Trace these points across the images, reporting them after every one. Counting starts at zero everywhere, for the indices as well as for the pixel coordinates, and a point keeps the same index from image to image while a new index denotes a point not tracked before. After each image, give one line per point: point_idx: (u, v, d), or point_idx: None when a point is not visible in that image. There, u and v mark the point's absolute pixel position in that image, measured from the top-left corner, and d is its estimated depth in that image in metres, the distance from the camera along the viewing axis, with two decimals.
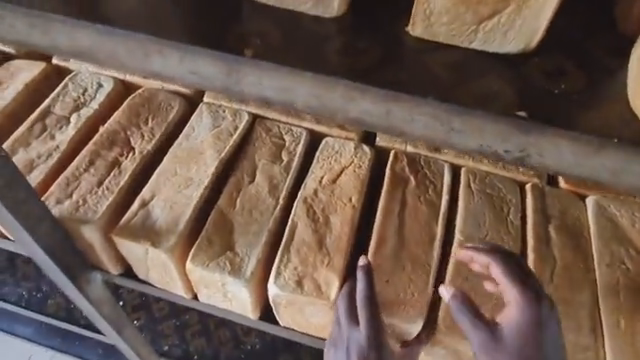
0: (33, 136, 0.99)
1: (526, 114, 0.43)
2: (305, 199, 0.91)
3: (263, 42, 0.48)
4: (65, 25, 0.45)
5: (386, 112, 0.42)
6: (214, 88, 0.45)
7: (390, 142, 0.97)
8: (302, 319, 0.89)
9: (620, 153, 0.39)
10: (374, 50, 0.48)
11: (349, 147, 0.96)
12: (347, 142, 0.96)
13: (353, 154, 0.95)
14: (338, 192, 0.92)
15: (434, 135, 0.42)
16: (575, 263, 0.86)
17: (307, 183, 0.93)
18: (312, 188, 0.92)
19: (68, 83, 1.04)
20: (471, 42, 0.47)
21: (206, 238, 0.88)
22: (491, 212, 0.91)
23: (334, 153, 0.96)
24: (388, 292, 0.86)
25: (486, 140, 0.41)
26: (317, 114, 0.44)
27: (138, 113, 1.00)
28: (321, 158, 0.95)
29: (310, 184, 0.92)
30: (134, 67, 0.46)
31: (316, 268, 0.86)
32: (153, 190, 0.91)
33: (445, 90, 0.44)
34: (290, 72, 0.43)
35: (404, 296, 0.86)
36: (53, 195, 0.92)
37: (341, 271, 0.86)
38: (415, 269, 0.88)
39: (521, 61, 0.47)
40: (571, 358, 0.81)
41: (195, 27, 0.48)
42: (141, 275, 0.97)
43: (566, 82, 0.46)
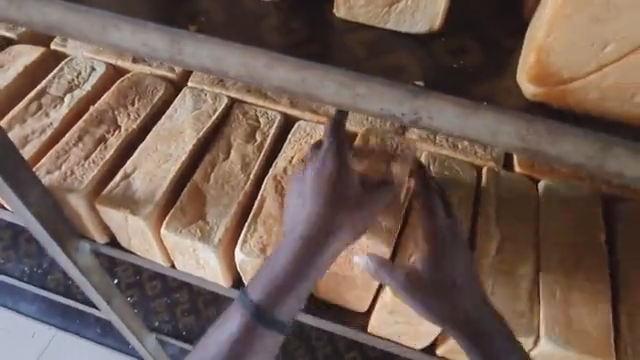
0: (29, 113, 1.08)
1: (424, 84, 0.50)
2: (275, 177, 0.97)
3: (207, 20, 0.55)
4: (38, 1, 0.54)
5: (302, 79, 0.50)
6: (162, 58, 0.53)
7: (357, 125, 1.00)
8: None
9: (491, 114, 0.46)
10: (305, 29, 0.55)
11: (319, 130, 1.03)
12: (319, 125, 1.03)
13: (323, 136, 1.02)
14: (304, 172, 0.98)
15: (342, 100, 0.50)
16: (523, 240, 0.93)
17: (278, 162, 0.99)
18: (282, 167, 0.98)
19: (64, 66, 1.13)
20: (386, 23, 0.54)
21: (180, 208, 0.95)
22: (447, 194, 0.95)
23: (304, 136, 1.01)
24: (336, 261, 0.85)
25: (385, 104, 0.48)
26: (247, 82, 0.52)
27: (125, 94, 1.08)
28: (293, 140, 1.02)
29: (280, 163, 0.99)
30: (96, 40, 0.54)
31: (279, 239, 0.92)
32: (135, 164, 0.99)
33: (358, 62, 0.51)
34: (223, 45, 0.51)
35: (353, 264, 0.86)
36: (43, 166, 1.00)
37: None
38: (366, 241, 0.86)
39: (430, 40, 0.54)
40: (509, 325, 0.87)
41: (150, 5, 0.55)
42: (125, 244, 1.06)
43: (464, 59, 0.53)
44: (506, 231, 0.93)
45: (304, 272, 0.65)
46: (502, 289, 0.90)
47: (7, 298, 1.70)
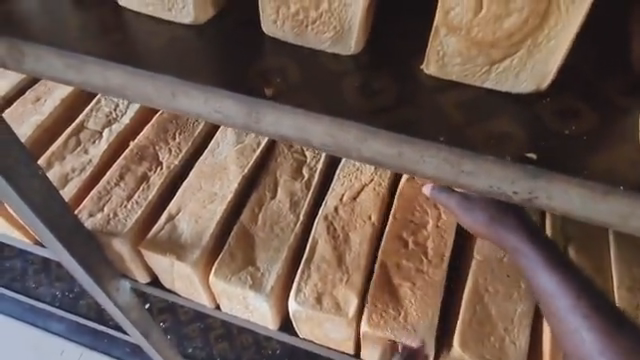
0: (68, 150, 1.04)
1: (536, 156, 0.44)
2: (326, 217, 0.92)
3: (283, 79, 0.50)
4: (103, 67, 0.50)
5: (398, 153, 0.45)
6: (235, 125, 0.49)
7: None
8: (321, 333, 0.92)
9: (625, 199, 0.41)
10: (391, 88, 0.50)
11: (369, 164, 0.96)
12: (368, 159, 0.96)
13: (374, 172, 0.95)
14: (356, 212, 0.93)
15: (445, 176, 0.44)
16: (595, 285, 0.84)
17: (328, 200, 0.94)
18: (332, 206, 0.93)
19: (101, 99, 1.09)
20: (483, 82, 0.48)
21: (228, 253, 0.91)
22: None
23: (353, 173, 0.94)
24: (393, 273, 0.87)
25: (494, 182, 0.43)
26: (332, 152, 0.47)
27: (166, 129, 1.04)
28: (341, 175, 0.95)
29: (330, 202, 0.93)
30: (162, 104, 0.50)
31: (334, 287, 0.88)
32: (180, 204, 0.95)
33: (457, 131, 0.46)
34: (307, 114, 0.46)
35: (408, 286, 0.87)
36: (85, 208, 0.96)
37: (359, 288, 0.88)
38: (421, 257, 0.88)
39: (534, 99, 0.48)
40: None
41: (219, 67, 0.50)
42: (167, 285, 1.01)
43: (577, 124, 0.46)
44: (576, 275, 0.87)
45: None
46: None
47: (38, 319, 1.67)
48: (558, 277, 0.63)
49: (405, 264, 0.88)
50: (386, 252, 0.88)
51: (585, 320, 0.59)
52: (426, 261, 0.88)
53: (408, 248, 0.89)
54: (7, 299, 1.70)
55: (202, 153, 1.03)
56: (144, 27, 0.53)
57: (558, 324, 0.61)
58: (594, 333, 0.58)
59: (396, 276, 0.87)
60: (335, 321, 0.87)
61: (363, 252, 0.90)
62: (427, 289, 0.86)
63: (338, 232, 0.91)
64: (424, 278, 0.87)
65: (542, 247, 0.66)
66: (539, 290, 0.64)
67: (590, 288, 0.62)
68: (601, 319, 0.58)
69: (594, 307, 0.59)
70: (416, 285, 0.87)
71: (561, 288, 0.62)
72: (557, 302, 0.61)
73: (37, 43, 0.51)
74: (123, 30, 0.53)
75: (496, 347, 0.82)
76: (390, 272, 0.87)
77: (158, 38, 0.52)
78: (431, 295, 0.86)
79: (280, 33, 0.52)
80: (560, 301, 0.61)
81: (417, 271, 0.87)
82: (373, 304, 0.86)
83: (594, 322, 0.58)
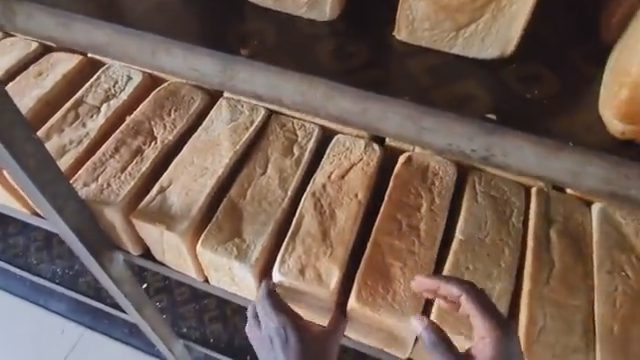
0: (67, 123, 1.07)
1: (496, 116, 0.45)
2: (313, 193, 0.94)
3: (260, 42, 0.52)
4: (87, 23, 0.52)
5: (362, 110, 0.46)
6: (211, 83, 0.51)
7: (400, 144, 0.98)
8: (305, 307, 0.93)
9: (574, 155, 0.42)
10: (362, 52, 0.51)
11: (359, 144, 0.98)
12: (358, 140, 0.98)
13: (363, 152, 0.97)
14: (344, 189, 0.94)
15: (408, 133, 0.46)
16: (576, 266, 0.87)
17: (316, 178, 0.96)
18: (321, 183, 0.95)
19: (100, 75, 1.13)
20: (451, 47, 0.50)
21: (216, 224, 0.93)
22: (493, 215, 0.92)
23: (344, 151, 0.97)
24: (383, 254, 0.90)
25: (453, 140, 0.45)
26: (302, 110, 0.49)
27: (162, 105, 1.07)
28: (331, 154, 0.97)
29: (318, 179, 0.95)
30: (144, 62, 0.52)
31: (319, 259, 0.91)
32: (171, 178, 0.97)
33: (422, 92, 0.47)
34: (279, 72, 0.48)
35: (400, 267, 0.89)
36: (80, 179, 0.98)
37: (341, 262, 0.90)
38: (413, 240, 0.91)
39: (500, 65, 0.50)
40: None
41: (199, 27, 0.52)
42: (159, 257, 1.04)
43: (539, 89, 0.48)
44: (558, 257, 0.88)
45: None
46: (554, 320, 0.84)
47: (40, 298, 1.71)
48: None
49: (397, 244, 0.91)
50: (379, 235, 0.91)
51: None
52: (417, 243, 0.90)
53: (400, 229, 0.91)
54: (10, 276, 1.74)
55: (196, 129, 1.06)
56: None
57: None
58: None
59: (388, 257, 0.90)
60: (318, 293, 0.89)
61: (348, 227, 0.92)
62: (417, 270, 0.89)
63: (324, 208, 0.93)
64: (415, 259, 0.89)
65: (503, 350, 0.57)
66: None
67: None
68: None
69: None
70: (406, 266, 0.89)
71: None
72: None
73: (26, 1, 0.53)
74: None
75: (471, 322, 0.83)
76: (382, 253, 0.90)
77: None
78: (412, 270, 0.88)
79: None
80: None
81: (408, 252, 0.90)
82: (362, 282, 0.88)
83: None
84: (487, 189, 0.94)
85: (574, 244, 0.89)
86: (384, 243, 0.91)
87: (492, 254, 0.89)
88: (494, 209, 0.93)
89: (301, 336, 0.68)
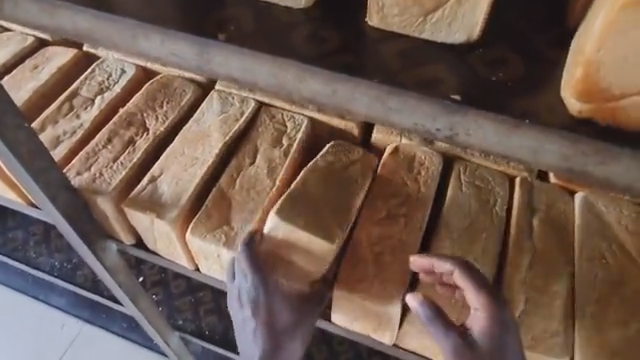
0: (61, 114, 1.09)
1: (460, 97, 0.47)
2: None
3: (237, 28, 0.54)
4: (71, 9, 0.54)
5: (332, 92, 0.48)
6: (189, 67, 0.53)
7: (387, 136, 1.00)
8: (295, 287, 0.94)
9: (532, 132, 0.44)
10: (335, 38, 0.53)
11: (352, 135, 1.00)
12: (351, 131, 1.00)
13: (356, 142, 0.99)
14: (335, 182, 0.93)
15: (375, 113, 0.48)
16: (557, 253, 0.89)
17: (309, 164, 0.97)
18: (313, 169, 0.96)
19: (95, 68, 1.15)
20: (421, 33, 0.52)
21: (205, 213, 0.94)
22: (477, 204, 0.93)
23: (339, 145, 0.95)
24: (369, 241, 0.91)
25: (418, 120, 0.46)
26: (275, 92, 0.51)
27: (155, 97, 1.10)
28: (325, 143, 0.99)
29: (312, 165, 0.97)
30: (125, 48, 0.54)
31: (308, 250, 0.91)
32: (162, 167, 0.99)
33: (390, 74, 0.49)
34: (253, 55, 0.50)
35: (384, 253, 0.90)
36: (73, 168, 1.00)
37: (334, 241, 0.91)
38: (399, 227, 0.92)
39: (467, 49, 0.51)
40: (541, 346, 0.82)
41: (177, 13, 0.54)
42: (151, 247, 1.07)
43: (504, 72, 0.50)
44: (540, 245, 0.89)
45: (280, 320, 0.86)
46: (536, 306, 0.85)
47: (39, 292, 1.73)
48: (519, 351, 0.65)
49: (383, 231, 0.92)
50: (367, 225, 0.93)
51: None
52: (403, 230, 0.91)
53: (386, 218, 0.93)
54: (9, 270, 1.76)
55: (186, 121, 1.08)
56: None
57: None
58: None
59: (375, 243, 0.91)
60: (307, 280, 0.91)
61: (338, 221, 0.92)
62: (402, 257, 0.90)
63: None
64: (399, 246, 0.90)
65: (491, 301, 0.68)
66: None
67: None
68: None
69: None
70: (391, 252, 0.90)
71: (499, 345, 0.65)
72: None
73: None
74: None
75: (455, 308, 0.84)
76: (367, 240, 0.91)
77: None
78: (397, 260, 0.90)
79: None
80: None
81: (393, 239, 0.91)
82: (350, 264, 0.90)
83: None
84: (471, 178, 0.95)
85: (556, 232, 0.91)
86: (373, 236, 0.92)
87: (472, 240, 0.90)
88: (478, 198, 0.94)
89: (270, 290, 0.85)
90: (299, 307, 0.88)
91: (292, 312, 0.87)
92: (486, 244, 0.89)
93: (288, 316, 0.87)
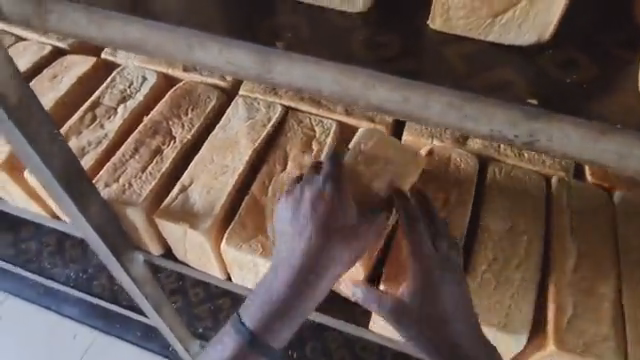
0: (84, 125, 1.07)
1: (538, 102, 0.45)
2: None
3: (294, 35, 0.52)
4: (122, 20, 0.52)
5: (403, 99, 0.46)
6: (248, 76, 0.51)
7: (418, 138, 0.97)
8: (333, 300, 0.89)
9: (620, 136, 0.42)
10: (397, 42, 0.51)
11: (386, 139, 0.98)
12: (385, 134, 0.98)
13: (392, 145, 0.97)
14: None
15: (450, 120, 0.46)
16: (603, 254, 0.86)
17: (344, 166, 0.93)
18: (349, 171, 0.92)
19: (116, 76, 1.13)
20: (487, 35, 0.50)
21: (239, 222, 0.92)
22: (515, 206, 0.91)
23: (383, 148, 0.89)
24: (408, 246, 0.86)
25: (496, 126, 0.45)
26: (341, 100, 0.49)
27: (179, 104, 1.08)
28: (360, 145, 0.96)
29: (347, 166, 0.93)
30: (178, 58, 0.53)
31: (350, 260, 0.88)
32: (192, 176, 0.97)
33: (462, 79, 0.47)
34: (317, 62, 0.48)
35: None
36: (101, 180, 0.98)
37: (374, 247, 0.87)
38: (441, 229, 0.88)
39: (537, 51, 0.50)
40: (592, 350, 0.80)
41: (231, 22, 0.52)
42: (181, 257, 1.05)
43: (578, 74, 0.48)
44: (585, 246, 0.87)
45: (319, 266, 0.60)
46: (584, 310, 0.83)
47: (52, 304, 1.69)
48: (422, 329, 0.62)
49: None
50: None
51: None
52: None
53: None
54: (22, 282, 1.73)
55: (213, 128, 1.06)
56: None
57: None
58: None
59: None
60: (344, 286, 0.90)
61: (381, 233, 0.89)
62: None
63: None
64: None
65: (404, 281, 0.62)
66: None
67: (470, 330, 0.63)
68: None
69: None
70: None
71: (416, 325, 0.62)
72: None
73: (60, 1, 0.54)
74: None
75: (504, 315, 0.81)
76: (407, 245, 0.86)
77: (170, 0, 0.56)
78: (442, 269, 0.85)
79: None
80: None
81: None
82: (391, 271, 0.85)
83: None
84: (508, 180, 0.93)
85: (600, 233, 0.88)
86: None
87: (514, 243, 0.88)
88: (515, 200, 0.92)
89: (339, 190, 0.58)
90: (364, 239, 0.61)
91: (355, 236, 0.60)
92: (528, 247, 0.87)
93: (345, 240, 0.59)
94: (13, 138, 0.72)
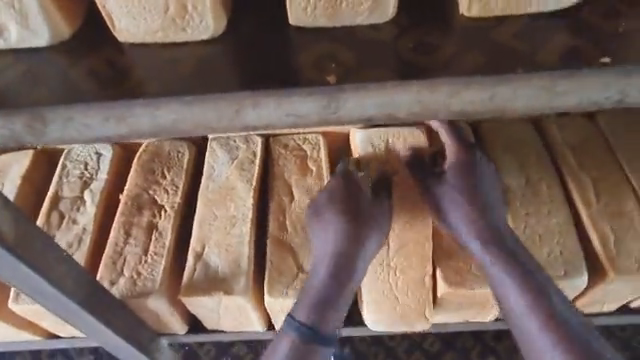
0: (54, 226, 0.94)
1: (610, 59, 0.45)
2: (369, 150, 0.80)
3: (338, 64, 0.48)
4: (147, 107, 0.46)
5: (489, 97, 0.44)
6: (311, 122, 0.47)
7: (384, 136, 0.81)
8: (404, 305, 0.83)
9: None
10: (444, 41, 0.49)
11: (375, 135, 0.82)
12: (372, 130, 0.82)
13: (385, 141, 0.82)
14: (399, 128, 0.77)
15: (539, 103, 0.45)
16: (612, 174, 0.86)
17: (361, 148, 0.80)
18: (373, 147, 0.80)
19: (65, 162, 0.97)
20: (527, 8, 0.49)
21: (274, 268, 0.87)
22: (518, 161, 0.88)
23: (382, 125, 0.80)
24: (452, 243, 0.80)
25: (589, 94, 0.44)
26: (419, 117, 0.46)
27: (152, 169, 0.94)
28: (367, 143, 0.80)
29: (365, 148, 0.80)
30: (226, 127, 0.47)
31: (393, 215, 0.81)
32: (201, 240, 0.89)
33: (529, 59, 0.46)
34: (389, 87, 0.44)
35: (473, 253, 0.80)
36: (105, 278, 0.88)
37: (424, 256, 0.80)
38: None
39: (576, 10, 0.50)
40: None
41: (267, 76, 0.47)
42: (213, 324, 0.95)
43: (625, 20, 0.48)
44: (592, 174, 0.86)
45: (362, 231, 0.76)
46: (621, 230, 0.83)
47: None
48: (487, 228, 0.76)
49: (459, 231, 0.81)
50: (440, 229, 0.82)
51: (545, 331, 0.73)
52: None
53: None
54: None
55: (184, 185, 0.94)
56: (159, 62, 0.50)
57: (528, 349, 0.75)
58: (544, 325, 0.73)
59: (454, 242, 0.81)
60: (391, 266, 0.81)
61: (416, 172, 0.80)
62: None
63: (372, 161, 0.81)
64: None
65: (464, 161, 0.77)
66: (506, 302, 0.76)
67: (529, 259, 0.76)
68: (574, 344, 0.71)
69: (588, 353, 0.71)
70: None
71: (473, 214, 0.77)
72: (519, 313, 0.75)
73: (62, 106, 0.46)
74: (146, 73, 0.49)
75: (560, 260, 0.83)
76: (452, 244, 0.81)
77: (183, 68, 0.49)
78: None
79: (310, 20, 0.50)
80: (519, 305, 0.74)
81: None
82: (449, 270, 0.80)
83: (545, 318, 0.73)
84: (504, 136, 0.90)
85: (599, 152, 0.88)
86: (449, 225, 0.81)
87: (537, 193, 0.86)
88: (517, 155, 0.88)
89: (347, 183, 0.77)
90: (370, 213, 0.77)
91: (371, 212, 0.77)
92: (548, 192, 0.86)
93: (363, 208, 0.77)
94: (10, 271, 0.62)
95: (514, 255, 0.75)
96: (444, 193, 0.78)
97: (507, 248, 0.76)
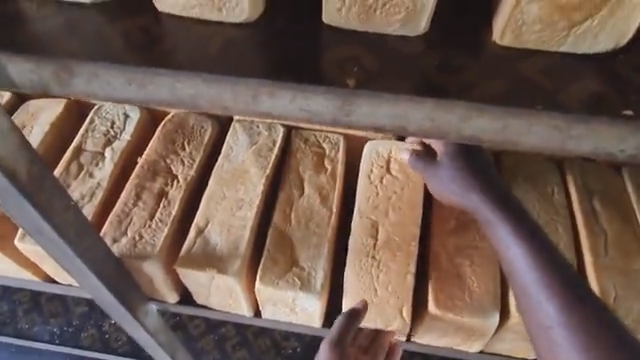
0: (71, 176, 0.97)
1: (633, 112, 0.44)
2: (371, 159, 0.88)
3: (361, 68, 0.48)
4: (170, 78, 0.48)
5: (500, 127, 0.46)
6: (324, 120, 0.48)
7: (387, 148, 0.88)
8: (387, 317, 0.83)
9: None
10: (470, 64, 0.49)
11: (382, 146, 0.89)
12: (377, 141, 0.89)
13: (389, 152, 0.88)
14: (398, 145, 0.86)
15: (552, 141, 0.45)
16: (626, 231, 0.84)
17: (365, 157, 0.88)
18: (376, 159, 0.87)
19: (93, 117, 1.01)
20: (560, 46, 0.48)
21: (270, 258, 0.88)
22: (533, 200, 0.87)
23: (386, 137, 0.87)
24: (447, 266, 0.82)
25: (601, 143, 0.45)
26: (428, 134, 0.47)
27: (173, 140, 0.97)
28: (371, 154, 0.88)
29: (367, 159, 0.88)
30: (241, 110, 0.49)
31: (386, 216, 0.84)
32: (206, 216, 0.91)
33: (552, 98, 0.45)
34: (404, 99, 0.46)
35: (466, 276, 0.81)
36: (108, 234, 0.91)
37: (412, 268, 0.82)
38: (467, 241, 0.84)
39: (610, 57, 0.49)
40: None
41: (292, 68, 0.48)
42: (202, 300, 0.96)
43: None
44: (606, 227, 0.84)
45: None
46: (626, 288, 0.80)
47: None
48: (506, 216, 0.65)
49: (454, 254, 0.83)
50: (439, 247, 0.83)
51: (552, 300, 0.58)
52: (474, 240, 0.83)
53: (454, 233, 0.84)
54: None
55: (201, 160, 0.96)
56: (190, 36, 0.51)
57: (533, 322, 0.59)
58: (551, 287, 0.58)
59: (448, 265, 0.82)
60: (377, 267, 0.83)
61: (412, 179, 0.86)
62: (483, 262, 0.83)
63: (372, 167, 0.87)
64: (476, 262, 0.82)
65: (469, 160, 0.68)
66: (505, 259, 0.64)
67: (533, 222, 0.65)
68: (595, 324, 0.56)
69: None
70: (474, 264, 0.82)
71: (485, 202, 0.67)
72: (520, 269, 0.61)
73: (90, 62, 0.48)
74: (176, 44, 0.51)
75: None
76: (447, 265, 0.82)
77: (212, 45, 0.50)
78: (481, 273, 0.81)
79: (343, 21, 0.51)
80: (519, 261, 0.62)
81: (467, 254, 0.83)
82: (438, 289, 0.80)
83: (552, 277, 0.59)
84: (521, 171, 0.88)
85: (617, 205, 0.86)
86: (448, 248, 0.83)
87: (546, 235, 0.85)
88: (532, 192, 0.87)
89: None
90: None
91: None
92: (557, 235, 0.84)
93: None
94: (19, 210, 0.65)
95: (516, 212, 0.66)
96: (446, 178, 0.69)
97: (510, 207, 0.67)
